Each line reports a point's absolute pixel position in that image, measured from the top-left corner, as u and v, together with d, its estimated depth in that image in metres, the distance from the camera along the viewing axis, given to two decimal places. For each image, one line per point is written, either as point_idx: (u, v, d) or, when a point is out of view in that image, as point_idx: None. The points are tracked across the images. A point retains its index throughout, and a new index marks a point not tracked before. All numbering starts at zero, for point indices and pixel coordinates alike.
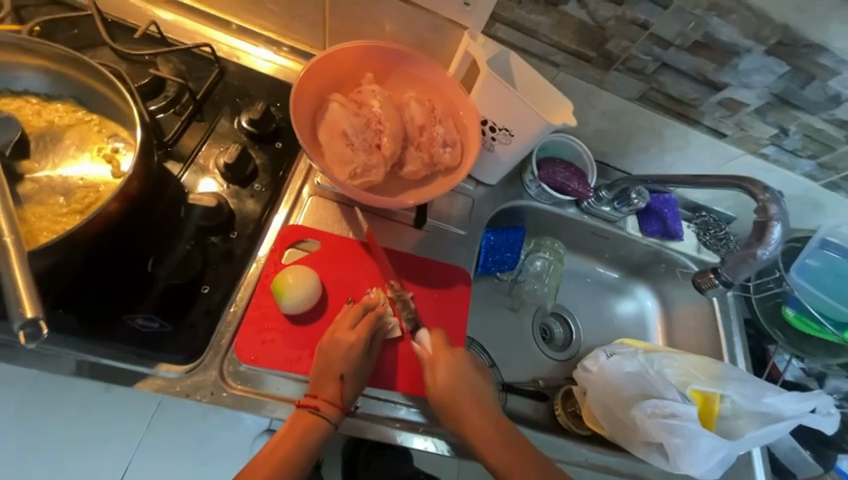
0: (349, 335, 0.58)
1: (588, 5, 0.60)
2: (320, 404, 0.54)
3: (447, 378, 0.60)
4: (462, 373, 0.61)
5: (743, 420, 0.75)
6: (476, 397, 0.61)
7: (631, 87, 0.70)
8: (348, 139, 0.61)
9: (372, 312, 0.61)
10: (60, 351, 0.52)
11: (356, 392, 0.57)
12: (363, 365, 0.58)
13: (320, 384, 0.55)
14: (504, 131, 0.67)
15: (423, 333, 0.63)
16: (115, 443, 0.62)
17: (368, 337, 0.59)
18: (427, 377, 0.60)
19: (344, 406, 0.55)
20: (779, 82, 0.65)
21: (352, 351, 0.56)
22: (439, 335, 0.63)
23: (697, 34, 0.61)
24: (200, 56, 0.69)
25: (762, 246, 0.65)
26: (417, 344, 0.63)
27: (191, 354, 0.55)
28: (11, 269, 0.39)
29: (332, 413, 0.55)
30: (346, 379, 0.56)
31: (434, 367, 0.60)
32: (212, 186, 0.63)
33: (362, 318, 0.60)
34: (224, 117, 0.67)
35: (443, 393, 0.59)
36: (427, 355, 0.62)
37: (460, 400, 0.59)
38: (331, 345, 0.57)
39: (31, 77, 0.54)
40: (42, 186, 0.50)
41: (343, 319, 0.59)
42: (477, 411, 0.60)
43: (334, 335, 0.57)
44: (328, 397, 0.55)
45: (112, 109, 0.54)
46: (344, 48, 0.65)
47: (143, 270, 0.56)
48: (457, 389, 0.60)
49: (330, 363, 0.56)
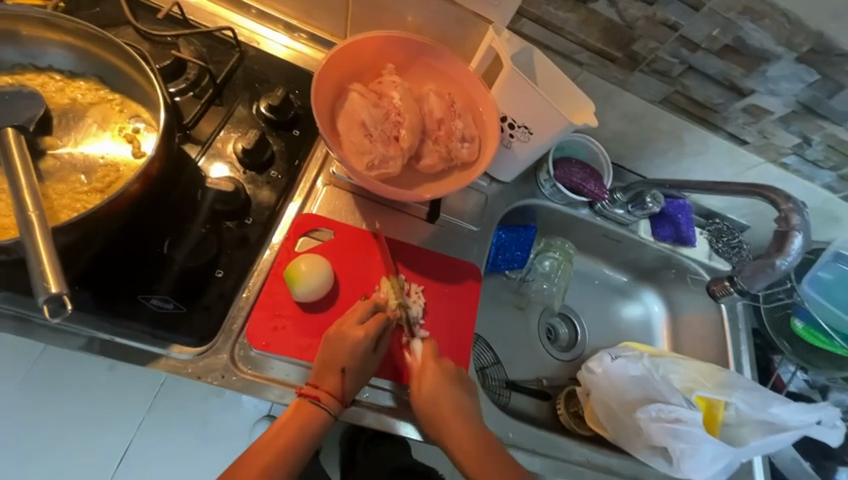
0: (357, 331, 0.57)
1: (617, 4, 0.59)
2: (321, 394, 0.55)
3: (432, 388, 0.59)
4: (448, 384, 0.60)
5: (747, 428, 0.75)
6: (456, 406, 0.60)
7: (655, 89, 0.69)
8: (366, 129, 0.61)
9: (383, 314, 0.61)
10: (76, 327, 0.53)
11: (357, 386, 0.57)
12: (366, 361, 0.58)
13: (322, 375, 0.56)
14: (523, 128, 0.67)
15: (416, 342, 0.62)
16: (124, 417, 0.64)
17: (376, 334, 0.59)
18: (412, 385, 0.60)
19: (343, 399, 0.56)
20: (806, 91, 0.64)
21: (358, 347, 0.56)
22: (431, 345, 0.62)
23: (727, 37, 0.60)
24: (222, 40, 0.69)
25: (781, 255, 0.65)
26: (408, 352, 0.62)
27: (204, 336, 0.56)
28: (36, 245, 0.39)
29: (333, 405, 0.56)
30: (347, 373, 0.56)
31: (421, 376, 0.60)
32: (224, 171, 0.62)
33: (372, 316, 0.60)
34: (243, 102, 0.66)
35: (425, 403, 0.58)
36: (417, 365, 0.61)
37: (440, 413, 0.58)
38: (338, 337, 0.57)
39: (57, 54, 0.54)
40: (64, 163, 0.50)
41: (352, 314, 0.59)
42: (457, 421, 0.59)
43: (341, 328, 0.57)
44: (328, 388, 0.56)
45: (133, 88, 0.54)
46: (367, 37, 0.64)
47: (158, 252, 0.56)
48: (441, 400, 0.59)
49: (334, 356, 0.56)
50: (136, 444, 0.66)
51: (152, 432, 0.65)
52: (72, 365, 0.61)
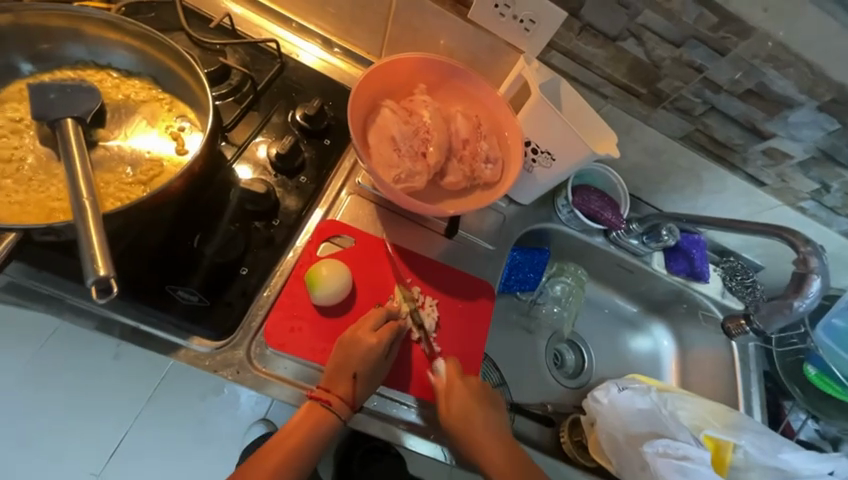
0: (371, 337, 0.58)
1: (645, 44, 0.61)
2: (332, 398, 0.56)
3: (462, 407, 0.61)
4: (476, 402, 0.62)
5: (754, 473, 0.73)
6: (484, 425, 0.62)
7: (676, 126, 0.71)
8: (396, 144, 0.64)
9: (396, 323, 0.61)
10: (104, 311, 0.54)
11: (368, 392, 0.58)
12: (379, 367, 0.58)
13: (334, 379, 0.56)
14: (546, 154, 0.69)
15: (439, 364, 0.63)
16: None
17: (389, 341, 0.59)
18: (440, 407, 0.61)
19: (353, 404, 0.57)
20: (827, 138, 0.66)
21: (370, 354, 0.57)
22: (455, 365, 0.63)
23: (750, 82, 0.62)
24: (265, 51, 0.72)
25: (799, 297, 0.65)
26: (433, 375, 0.63)
27: (223, 331, 0.57)
28: (88, 229, 0.42)
29: (342, 409, 0.56)
30: (359, 379, 0.57)
31: (450, 398, 0.61)
32: (247, 174, 0.65)
33: (385, 323, 0.61)
34: (280, 110, 0.69)
35: (456, 422, 0.60)
36: (443, 386, 0.62)
37: (472, 431, 0.61)
38: (351, 342, 0.57)
39: (117, 54, 0.58)
40: (113, 154, 0.53)
41: (366, 320, 0.60)
42: (486, 440, 0.62)
43: (355, 333, 0.58)
44: (340, 393, 0.56)
45: (183, 90, 0.58)
46: (403, 57, 0.68)
47: (189, 245, 0.59)
48: (471, 418, 0.61)
49: (347, 361, 0.57)
50: None
51: None
52: None
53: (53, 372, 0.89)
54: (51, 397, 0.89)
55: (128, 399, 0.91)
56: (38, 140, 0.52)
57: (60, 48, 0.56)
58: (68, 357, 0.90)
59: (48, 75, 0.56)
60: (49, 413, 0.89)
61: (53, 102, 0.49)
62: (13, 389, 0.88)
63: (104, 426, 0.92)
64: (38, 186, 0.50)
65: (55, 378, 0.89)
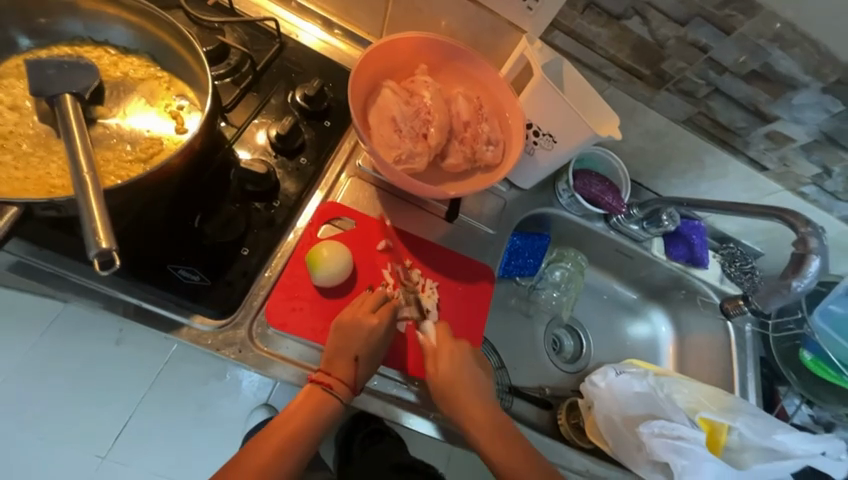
0: (371, 318, 0.59)
1: (650, 23, 0.61)
2: (333, 382, 0.57)
3: (448, 368, 0.61)
4: (462, 363, 0.62)
5: (748, 454, 0.75)
6: (473, 388, 0.63)
7: (679, 109, 0.70)
8: (397, 125, 0.63)
9: (391, 305, 0.62)
10: (105, 288, 0.55)
11: (369, 373, 0.59)
12: (380, 350, 0.59)
13: (334, 361, 0.57)
14: (548, 136, 0.68)
15: (426, 324, 0.64)
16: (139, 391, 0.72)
17: (388, 322, 0.61)
18: (428, 365, 0.61)
19: (354, 387, 0.58)
20: (831, 121, 0.65)
21: (372, 336, 0.58)
22: (443, 327, 0.65)
23: (755, 63, 0.61)
24: (264, 31, 0.71)
25: (797, 278, 0.65)
26: (421, 334, 0.64)
27: (224, 310, 0.58)
28: (88, 202, 0.42)
29: (343, 392, 0.57)
30: (360, 361, 0.57)
31: (437, 357, 0.62)
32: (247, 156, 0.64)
33: (383, 304, 0.62)
34: (279, 92, 0.69)
35: (443, 380, 0.60)
36: (430, 346, 0.63)
37: (457, 389, 0.61)
38: (351, 325, 0.58)
39: (114, 30, 0.57)
40: (112, 132, 0.53)
41: (364, 302, 0.60)
42: (472, 401, 0.62)
43: (354, 315, 0.58)
44: (340, 375, 0.57)
45: (182, 69, 0.57)
46: (403, 37, 0.67)
47: (190, 225, 0.59)
48: (458, 378, 0.61)
49: (347, 343, 0.57)
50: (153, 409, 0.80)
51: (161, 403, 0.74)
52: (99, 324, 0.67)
53: (59, 355, 0.90)
54: (58, 379, 0.90)
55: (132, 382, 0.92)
56: (37, 117, 0.51)
57: (57, 24, 0.56)
58: (68, 341, 0.90)
59: (45, 50, 0.55)
60: (55, 395, 0.91)
61: (51, 77, 0.49)
62: (19, 371, 0.89)
63: (109, 408, 0.93)
64: (37, 162, 0.50)
65: (60, 360, 0.90)
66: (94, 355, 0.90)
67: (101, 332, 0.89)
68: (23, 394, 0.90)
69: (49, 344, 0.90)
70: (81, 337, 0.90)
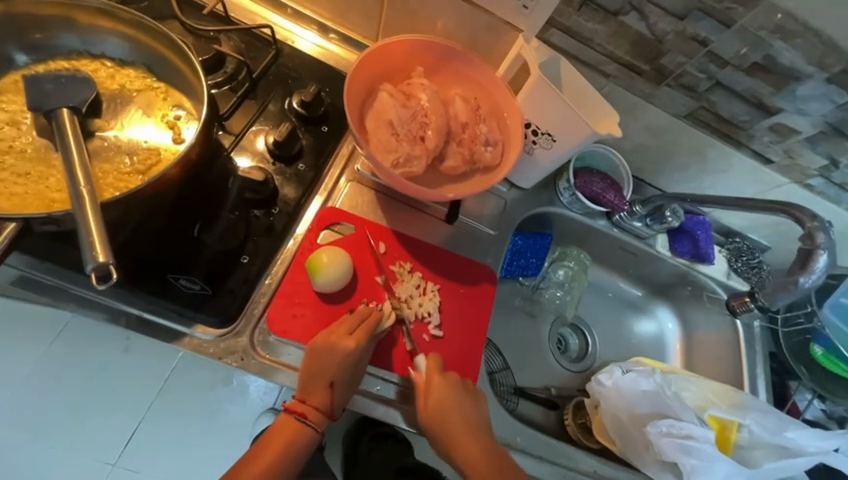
0: (348, 340, 0.57)
1: (648, 17, 0.60)
2: (307, 410, 0.57)
3: (439, 404, 0.59)
4: (456, 400, 0.61)
5: (760, 451, 0.74)
6: (466, 423, 0.61)
7: (680, 104, 0.69)
8: (394, 129, 0.63)
9: (373, 321, 0.60)
10: (108, 300, 0.55)
11: (344, 398, 0.58)
12: (356, 370, 0.58)
13: (308, 390, 0.57)
14: (547, 135, 0.68)
15: (420, 359, 0.62)
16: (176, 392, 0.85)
17: (366, 343, 0.59)
18: (418, 402, 0.60)
19: (330, 413, 0.58)
20: (836, 112, 0.64)
21: (346, 359, 0.56)
22: (434, 360, 0.62)
23: (757, 55, 0.60)
24: (260, 37, 0.71)
25: (804, 274, 0.65)
26: (413, 370, 0.62)
27: (226, 318, 0.58)
28: (85, 216, 0.42)
29: (318, 419, 0.58)
30: (335, 386, 0.57)
31: (428, 394, 0.60)
32: (247, 163, 0.64)
33: (362, 323, 0.60)
34: (277, 98, 0.69)
35: (434, 418, 0.59)
36: (422, 382, 0.61)
37: (448, 425, 0.60)
38: (325, 349, 0.57)
39: (111, 42, 0.57)
40: (110, 144, 0.53)
41: (342, 323, 0.59)
42: (465, 433, 0.61)
43: (329, 339, 0.57)
44: (314, 403, 0.57)
45: (178, 79, 0.57)
46: (398, 40, 0.66)
47: (189, 235, 0.59)
48: (450, 416, 0.60)
49: (320, 369, 0.56)
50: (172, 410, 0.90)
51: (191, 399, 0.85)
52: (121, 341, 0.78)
53: (63, 368, 0.89)
54: (65, 390, 0.90)
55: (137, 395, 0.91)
56: (35, 132, 0.52)
57: (54, 38, 0.56)
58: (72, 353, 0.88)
59: (43, 65, 0.56)
60: (65, 405, 0.91)
61: (48, 92, 0.49)
62: (28, 382, 0.89)
63: (118, 417, 0.93)
64: (38, 177, 0.50)
65: (65, 373, 0.89)
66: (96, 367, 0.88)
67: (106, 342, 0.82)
68: (33, 404, 0.91)
69: (53, 356, 0.87)
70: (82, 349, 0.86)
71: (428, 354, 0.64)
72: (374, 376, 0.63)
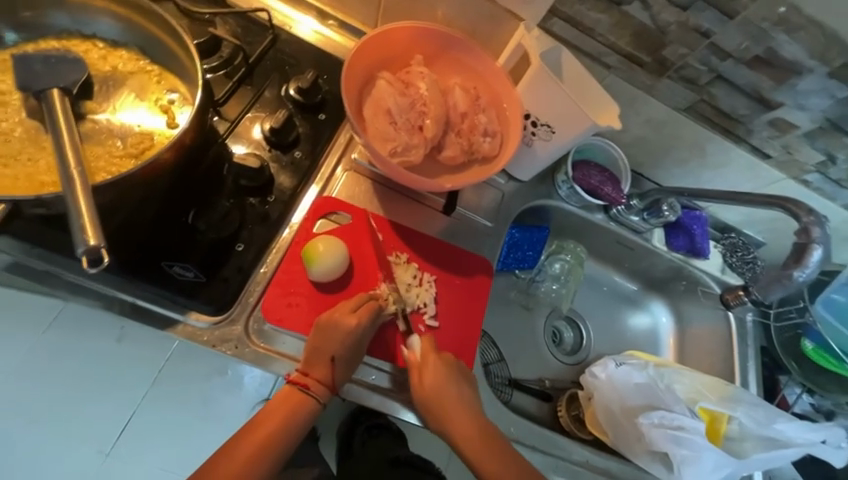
0: (350, 319, 0.58)
1: (651, 8, 0.59)
2: (310, 382, 0.57)
3: (432, 381, 0.59)
4: (446, 376, 0.61)
5: (748, 443, 0.75)
6: (457, 397, 0.61)
7: (681, 97, 0.69)
8: (392, 117, 0.62)
9: (375, 304, 0.61)
10: (101, 287, 0.55)
11: (347, 372, 0.58)
12: (358, 349, 0.58)
13: (311, 362, 0.57)
14: (546, 127, 0.67)
15: (413, 339, 0.63)
16: (164, 392, 0.89)
17: (368, 322, 0.59)
18: (413, 379, 0.61)
19: (332, 387, 0.58)
20: (835, 107, 0.64)
21: (349, 336, 0.57)
22: (429, 339, 0.63)
23: (759, 48, 0.59)
24: (256, 22, 0.70)
25: (799, 268, 0.65)
26: (407, 350, 0.62)
27: (220, 306, 0.58)
28: (76, 200, 0.41)
29: (321, 392, 0.57)
30: (337, 361, 0.57)
31: (421, 370, 0.61)
32: (243, 151, 0.63)
33: (365, 304, 0.61)
34: (272, 84, 0.68)
35: (428, 395, 0.59)
36: (415, 359, 0.62)
37: (441, 403, 0.59)
38: (329, 325, 0.57)
39: (102, 22, 0.56)
40: (102, 127, 0.52)
41: (345, 302, 0.60)
42: (456, 408, 0.61)
43: (333, 315, 0.57)
44: (318, 376, 0.57)
45: (172, 61, 0.56)
46: (398, 26, 0.65)
47: (184, 222, 0.58)
48: (443, 391, 0.59)
49: (323, 343, 0.56)
50: (169, 403, 0.91)
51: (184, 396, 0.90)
52: (120, 346, 0.81)
53: (61, 361, 0.86)
54: (61, 381, 0.88)
55: (134, 388, 0.89)
56: (25, 114, 0.50)
57: (43, 17, 0.55)
58: (69, 344, 0.83)
59: (31, 44, 0.54)
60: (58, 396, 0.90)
61: (37, 72, 0.48)
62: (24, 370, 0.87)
63: (109, 408, 0.93)
64: (27, 159, 0.49)
65: (62, 365, 0.86)
66: (91, 357, 0.85)
67: (100, 331, 0.78)
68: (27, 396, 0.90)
69: (47, 347, 0.86)
70: (72, 343, 0.84)
71: (422, 335, 0.64)
72: (369, 365, 0.63)
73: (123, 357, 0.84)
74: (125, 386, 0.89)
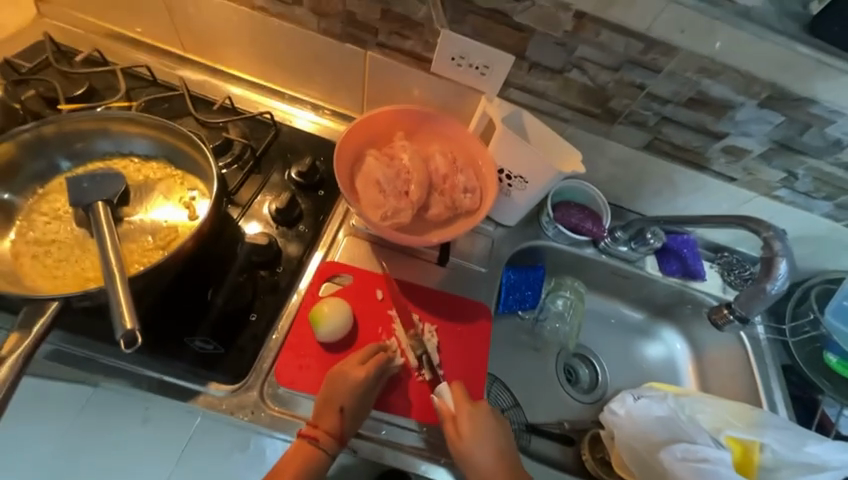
0: (358, 370, 0.61)
1: (588, 71, 0.69)
2: (319, 434, 0.59)
3: (469, 431, 0.61)
4: (483, 428, 0.62)
5: (785, 472, 0.71)
6: (496, 450, 0.62)
7: (636, 137, 0.76)
8: (381, 187, 0.71)
9: (383, 356, 0.64)
10: (132, 367, 0.61)
11: (354, 424, 0.60)
12: (365, 401, 0.61)
13: (321, 415, 0.60)
14: (519, 178, 0.75)
15: (444, 388, 0.64)
16: (186, 472, 0.90)
17: (376, 373, 0.62)
18: (449, 430, 0.62)
19: (340, 438, 0.59)
20: (777, 131, 0.70)
21: (358, 386, 0.60)
22: (460, 388, 0.65)
23: (691, 91, 0.67)
24: (262, 122, 0.82)
25: (770, 281, 0.67)
26: (436, 398, 0.64)
27: (237, 374, 0.62)
28: (116, 291, 0.49)
29: (329, 444, 0.59)
30: (345, 412, 0.59)
31: (457, 421, 0.62)
32: (256, 229, 0.73)
33: (372, 356, 0.64)
34: (277, 171, 0.78)
35: (465, 446, 0.61)
36: (447, 411, 0.63)
37: (480, 457, 0.60)
38: (339, 376, 0.61)
39: (136, 142, 0.68)
40: (136, 226, 0.62)
41: (354, 355, 0.63)
42: (494, 460, 0.61)
43: (342, 368, 0.61)
44: (327, 428, 0.59)
45: (192, 165, 0.67)
46: (380, 111, 0.77)
47: (203, 299, 0.65)
48: (481, 443, 0.61)
49: (333, 395, 0.60)
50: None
51: (205, 474, 0.90)
52: (140, 435, 0.82)
53: (82, 456, 0.87)
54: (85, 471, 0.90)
55: (156, 470, 0.90)
56: (75, 224, 0.61)
57: (90, 145, 0.67)
58: (88, 440, 0.84)
59: (81, 167, 0.67)
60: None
61: (85, 189, 0.59)
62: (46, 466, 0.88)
63: None
64: (75, 261, 0.58)
65: (83, 458, 0.87)
66: (112, 446, 0.86)
67: (121, 420, 0.80)
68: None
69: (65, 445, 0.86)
70: (90, 439, 0.84)
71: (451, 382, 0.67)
72: (379, 420, 0.65)
73: (142, 444, 0.85)
74: (148, 469, 0.90)
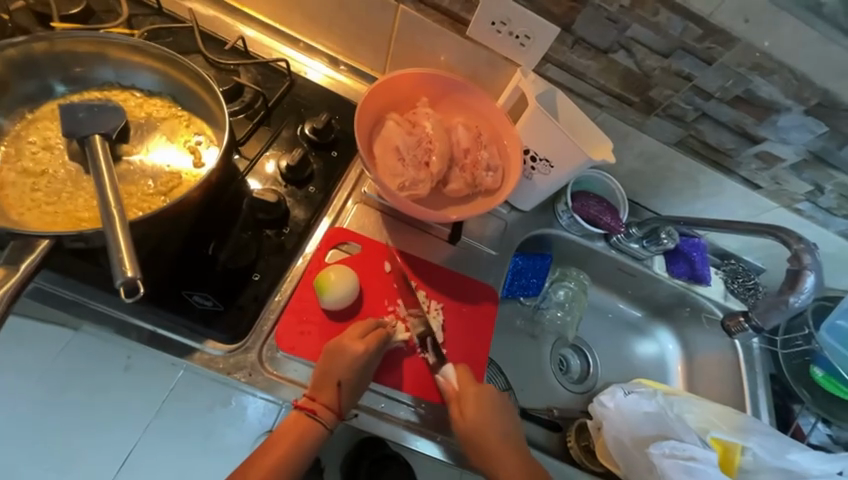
0: (357, 345, 0.59)
1: (636, 55, 0.65)
2: (317, 407, 0.58)
3: (474, 412, 0.62)
4: (488, 406, 0.63)
5: (762, 475, 0.74)
6: (497, 427, 0.64)
7: (669, 132, 0.73)
8: (400, 154, 0.67)
9: (384, 332, 0.62)
10: (124, 316, 0.58)
11: (353, 399, 0.59)
12: (363, 376, 0.59)
13: (320, 388, 0.58)
14: (545, 162, 0.72)
15: (449, 368, 0.64)
16: (166, 424, 0.89)
17: (375, 349, 0.60)
18: (454, 410, 0.63)
19: (339, 412, 0.58)
20: (816, 141, 0.68)
21: (356, 363, 0.58)
22: (465, 371, 0.65)
23: (738, 89, 0.64)
24: (276, 70, 0.76)
25: (794, 294, 0.67)
26: (441, 377, 0.64)
27: (236, 334, 0.60)
28: (115, 236, 0.45)
29: (328, 418, 0.58)
30: (343, 386, 0.58)
31: (461, 402, 0.62)
32: (255, 186, 0.67)
33: (372, 331, 0.62)
34: (289, 125, 0.73)
35: (471, 427, 0.61)
36: (453, 390, 0.63)
37: (486, 435, 0.62)
38: (338, 350, 0.58)
39: (139, 75, 0.62)
40: (136, 168, 0.57)
41: (354, 329, 0.61)
42: (496, 438, 0.63)
43: (341, 341, 0.59)
44: (325, 401, 0.58)
45: (200, 108, 0.61)
46: (405, 73, 0.71)
47: (204, 253, 0.62)
48: (482, 420, 0.62)
49: (331, 369, 0.58)
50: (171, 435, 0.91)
51: (185, 428, 0.89)
52: (122, 380, 0.81)
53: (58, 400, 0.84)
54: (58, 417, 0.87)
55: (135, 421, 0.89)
56: (68, 156, 0.56)
57: (88, 71, 0.61)
58: (67, 382, 0.82)
59: (77, 96, 0.61)
60: (54, 432, 0.88)
61: (81, 120, 0.53)
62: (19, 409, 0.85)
63: (110, 442, 0.92)
64: (67, 198, 0.54)
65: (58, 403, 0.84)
66: (91, 392, 0.83)
67: (105, 366, 0.78)
68: (19, 434, 0.87)
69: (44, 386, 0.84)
70: (70, 381, 0.82)
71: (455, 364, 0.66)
72: (378, 393, 0.64)
73: (124, 392, 0.83)
74: (125, 419, 0.88)
